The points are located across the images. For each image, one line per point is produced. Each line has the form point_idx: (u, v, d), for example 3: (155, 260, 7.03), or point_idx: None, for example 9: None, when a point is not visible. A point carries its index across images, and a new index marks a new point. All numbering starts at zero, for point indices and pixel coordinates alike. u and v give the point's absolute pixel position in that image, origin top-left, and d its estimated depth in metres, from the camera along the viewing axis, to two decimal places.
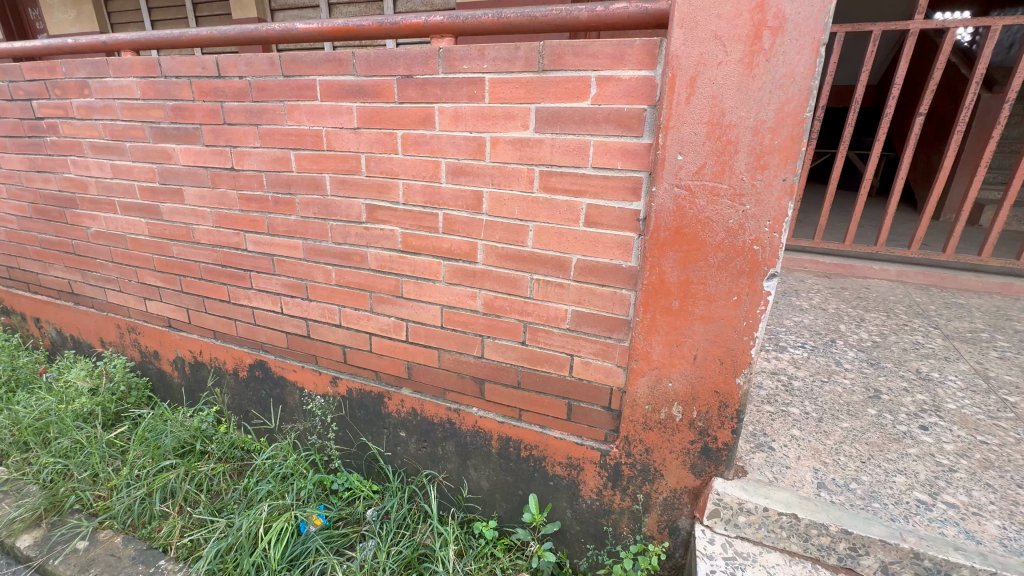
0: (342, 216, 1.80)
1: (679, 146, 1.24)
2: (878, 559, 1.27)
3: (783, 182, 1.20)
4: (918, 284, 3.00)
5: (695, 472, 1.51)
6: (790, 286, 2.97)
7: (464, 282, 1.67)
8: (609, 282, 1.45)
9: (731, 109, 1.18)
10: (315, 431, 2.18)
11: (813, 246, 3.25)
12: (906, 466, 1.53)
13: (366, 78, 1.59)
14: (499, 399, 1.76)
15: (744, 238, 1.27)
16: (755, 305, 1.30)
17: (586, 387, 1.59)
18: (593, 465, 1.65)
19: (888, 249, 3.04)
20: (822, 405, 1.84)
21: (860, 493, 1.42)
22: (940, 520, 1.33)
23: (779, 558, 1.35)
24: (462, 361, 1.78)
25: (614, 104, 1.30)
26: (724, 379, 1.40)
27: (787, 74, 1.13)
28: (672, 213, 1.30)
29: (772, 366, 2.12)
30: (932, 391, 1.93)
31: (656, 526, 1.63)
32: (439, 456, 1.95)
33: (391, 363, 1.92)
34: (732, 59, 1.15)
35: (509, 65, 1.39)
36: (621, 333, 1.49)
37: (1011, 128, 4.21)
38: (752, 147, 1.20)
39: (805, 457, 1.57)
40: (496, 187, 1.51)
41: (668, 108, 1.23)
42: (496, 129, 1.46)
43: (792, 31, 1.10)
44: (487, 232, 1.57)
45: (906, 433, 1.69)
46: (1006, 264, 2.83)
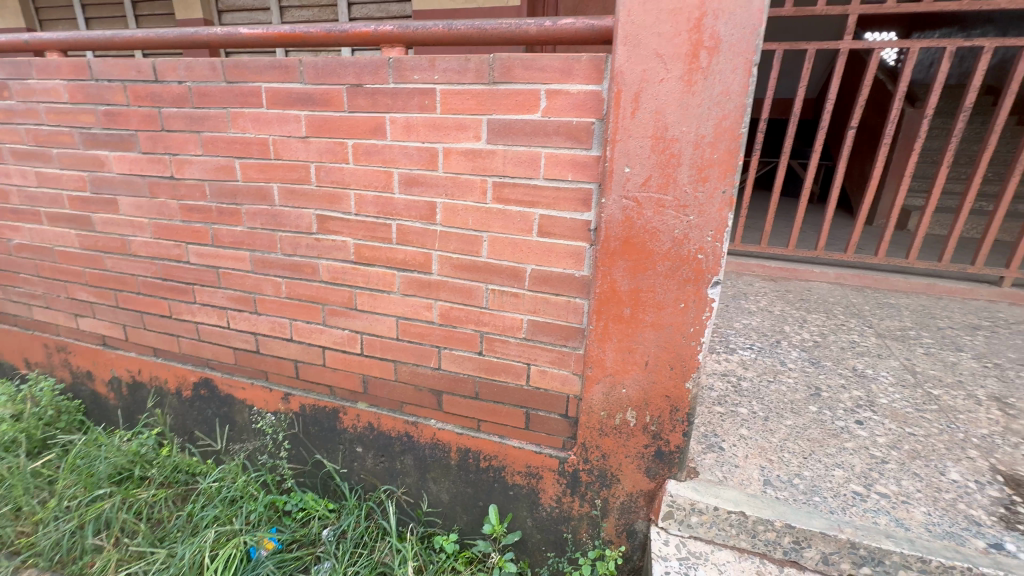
0: (291, 226, 1.74)
1: (626, 158, 1.28)
2: (819, 550, 1.34)
3: (722, 194, 1.25)
4: (854, 286, 3.20)
5: (650, 475, 1.55)
6: (739, 290, 3.11)
7: (419, 293, 1.65)
8: (563, 291, 1.47)
9: (673, 124, 1.23)
10: (266, 450, 2.09)
11: (760, 251, 3.41)
12: (844, 460, 1.63)
13: (314, 86, 1.55)
14: (457, 411, 1.74)
15: (689, 247, 1.32)
16: (701, 312, 1.35)
17: (543, 396, 1.61)
18: (552, 472, 1.66)
19: (827, 253, 3.23)
20: (768, 404, 1.92)
21: (802, 488, 1.49)
22: (873, 510, 1.42)
23: (730, 555, 1.40)
24: (419, 373, 1.75)
25: (564, 117, 1.32)
26: (674, 384, 1.44)
27: (723, 92, 1.18)
28: (621, 224, 1.34)
29: (722, 368, 2.20)
30: (866, 387, 2.06)
31: (614, 530, 1.65)
32: (397, 470, 1.91)
33: (345, 377, 1.87)
34: (673, 76, 1.20)
35: (459, 76, 1.39)
36: (576, 341, 1.51)
37: (931, 140, 4.59)
38: (694, 160, 1.24)
39: (752, 455, 1.63)
40: (450, 197, 1.51)
41: (614, 122, 1.26)
42: (448, 140, 1.46)
43: (726, 51, 1.16)
44: (442, 243, 1.56)
45: (844, 428, 1.79)
46: (929, 266, 3.06)
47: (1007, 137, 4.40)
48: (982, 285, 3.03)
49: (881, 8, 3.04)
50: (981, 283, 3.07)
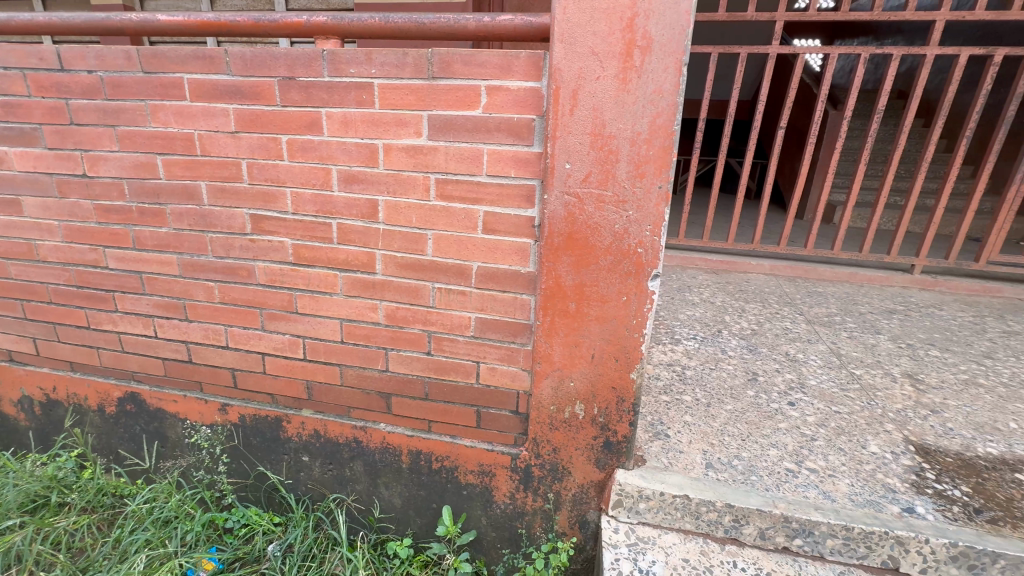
0: (223, 227, 1.64)
1: (566, 155, 1.30)
2: (757, 526, 1.42)
3: (659, 189, 1.29)
4: (788, 276, 3.40)
5: (600, 466, 1.58)
6: (683, 283, 3.24)
7: (363, 294, 1.60)
8: (509, 288, 1.47)
9: (610, 121, 1.26)
10: (203, 466, 1.97)
11: (702, 245, 3.56)
12: (778, 439, 1.73)
13: (243, 78, 1.47)
14: (407, 413, 1.71)
15: (629, 241, 1.35)
16: (643, 304, 1.39)
17: (493, 393, 1.60)
18: (504, 469, 1.67)
19: (762, 246, 3.42)
20: (710, 391, 2.02)
21: (740, 468, 1.57)
22: (804, 484, 1.52)
23: (676, 538, 1.46)
24: (367, 376, 1.70)
25: (505, 113, 1.32)
26: (620, 375, 1.47)
27: (656, 90, 1.22)
28: (564, 220, 1.36)
29: (668, 358, 2.28)
30: (798, 370, 2.21)
31: (567, 522, 1.67)
32: (347, 477, 1.85)
33: (287, 384, 1.79)
34: (608, 74, 1.23)
35: (398, 71, 1.36)
36: (525, 337, 1.51)
37: (852, 140, 4.95)
38: (631, 157, 1.28)
39: (695, 441, 1.70)
40: (392, 195, 1.48)
41: (554, 119, 1.27)
42: (388, 136, 1.43)
43: (658, 50, 1.19)
44: (385, 241, 1.53)
45: (778, 410, 1.91)
46: (852, 256, 3.30)
47: (915, 138, 4.81)
48: (897, 272, 3.30)
49: (803, 16, 3.24)
50: (896, 271, 3.35)
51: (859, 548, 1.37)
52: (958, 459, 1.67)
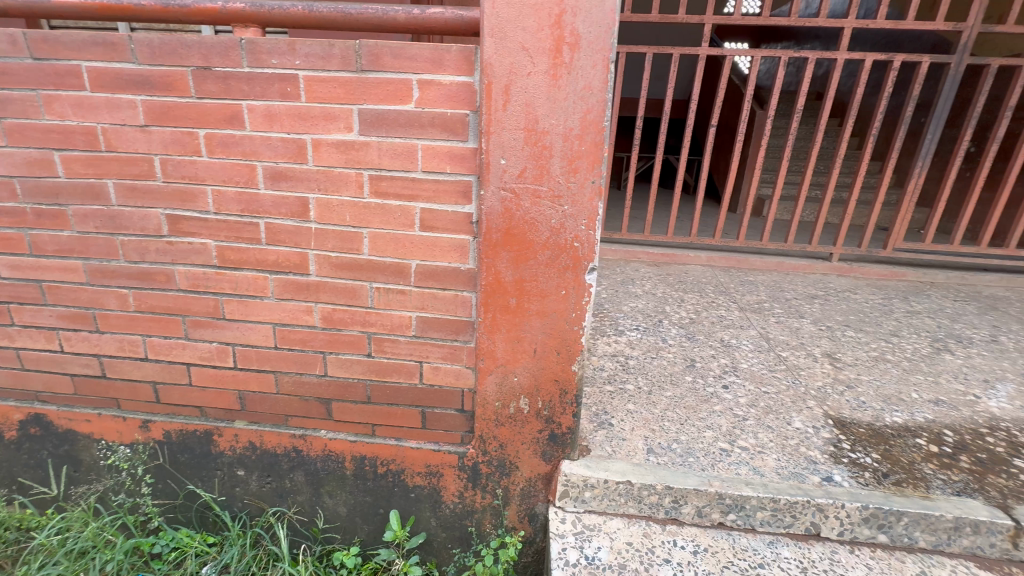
0: (135, 229, 1.51)
1: (501, 150, 1.29)
2: (694, 505, 1.49)
3: (592, 184, 1.31)
4: (722, 267, 3.59)
5: (546, 459, 1.59)
6: (626, 276, 3.34)
7: (297, 296, 1.53)
8: (450, 286, 1.45)
9: (543, 116, 1.27)
10: (123, 489, 1.82)
11: (644, 239, 3.68)
12: (713, 421, 1.82)
13: (151, 67, 1.35)
14: (349, 418, 1.66)
15: (565, 236, 1.36)
16: (581, 297, 1.41)
17: (437, 392, 1.58)
18: (452, 468, 1.66)
19: (699, 239, 3.59)
20: (651, 378, 2.09)
21: (679, 451, 1.64)
22: (736, 462, 1.61)
23: (620, 523, 1.50)
24: (304, 382, 1.63)
25: (438, 108, 1.30)
26: (562, 368, 1.49)
27: (586, 87, 1.24)
28: (501, 215, 1.35)
29: (612, 349, 2.35)
30: (731, 355, 2.34)
31: (517, 516, 1.68)
32: (287, 489, 1.77)
33: (216, 395, 1.68)
34: (539, 70, 1.23)
35: (324, 63, 1.30)
36: (467, 334, 1.50)
37: (777, 137, 5.29)
38: (564, 152, 1.29)
39: (638, 427, 1.76)
40: (324, 192, 1.42)
41: (487, 114, 1.27)
42: (316, 131, 1.37)
43: (586, 47, 1.21)
44: (318, 241, 1.46)
45: (713, 393, 2.01)
46: (779, 246, 3.53)
47: (831, 137, 5.21)
48: (818, 260, 3.56)
49: (730, 19, 3.41)
50: (818, 259, 3.61)
51: (785, 517, 1.47)
52: (869, 429, 1.83)
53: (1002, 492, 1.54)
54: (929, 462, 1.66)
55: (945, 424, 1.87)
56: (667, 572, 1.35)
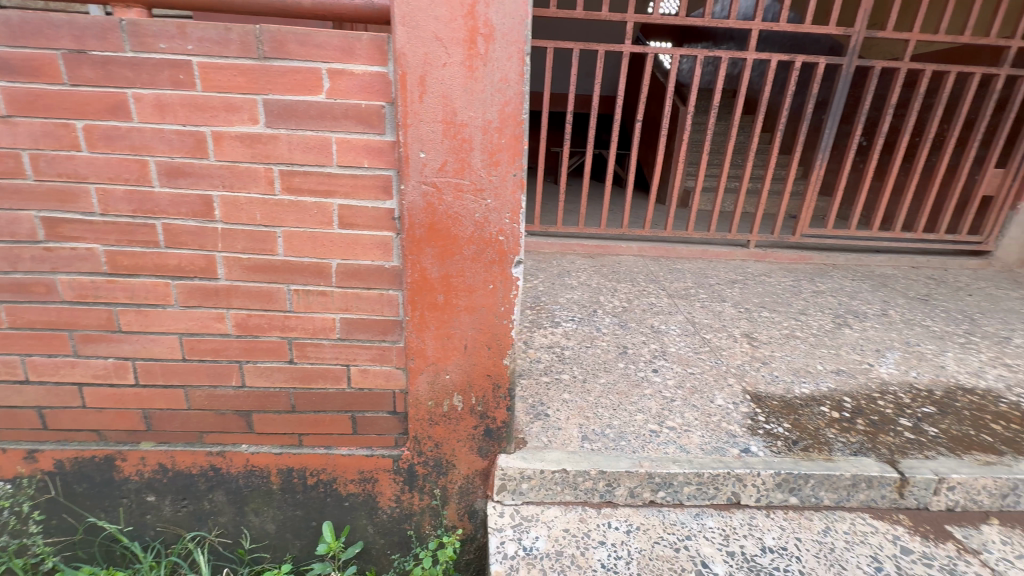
0: (3, 235, 1.33)
1: (420, 143, 1.26)
2: (627, 487, 1.55)
3: (513, 177, 1.31)
4: (652, 256, 3.74)
5: (483, 454, 1.59)
6: (563, 268, 3.40)
7: (205, 303, 1.41)
8: (375, 285, 1.40)
9: (461, 108, 1.25)
10: (8, 530, 1.61)
11: (578, 232, 3.76)
12: (643, 404, 1.90)
13: (11, 49, 1.19)
14: (272, 429, 1.56)
15: (490, 229, 1.35)
16: (509, 291, 1.41)
17: (368, 396, 1.53)
18: (387, 473, 1.61)
19: (631, 230, 3.72)
20: (586, 367, 2.15)
21: (612, 436, 1.70)
22: (664, 442, 1.69)
23: (558, 511, 1.53)
24: (219, 395, 1.51)
25: (351, 99, 1.24)
26: (494, 362, 1.49)
27: (502, 78, 1.23)
28: (423, 210, 1.32)
29: (549, 341, 2.38)
30: (661, 340, 2.44)
31: (456, 515, 1.66)
32: (206, 512, 1.65)
33: (116, 416, 1.52)
34: (454, 61, 1.21)
35: (221, 48, 1.20)
36: (395, 334, 1.46)
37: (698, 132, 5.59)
38: (485, 145, 1.28)
39: (573, 416, 1.80)
40: (229, 189, 1.31)
41: (403, 106, 1.22)
42: (217, 123, 1.26)
43: (500, 39, 1.20)
44: (227, 243, 1.36)
45: (644, 377, 2.10)
46: (703, 235, 3.74)
47: (745, 131, 5.59)
48: (737, 247, 3.81)
49: (650, 18, 3.55)
50: (737, 246, 3.86)
51: (709, 489, 1.57)
52: (781, 401, 1.98)
53: (891, 449, 1.72)
54: (832, 427, 1.83)
55: (844, 391, 2.07)
56: (602, 553, 1.39)
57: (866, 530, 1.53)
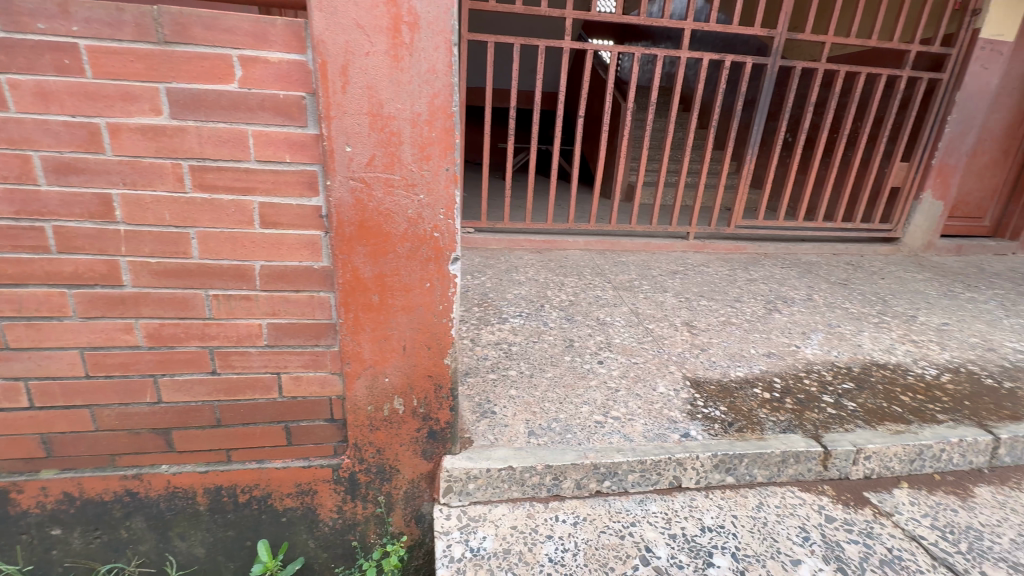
0: None
1: (345, 136, 1.20)
2: (573, 479, 1.56)
3: (446, 172, 1.28)
4: (599, 250, 3.81)
5: (427, 457, 1.55)
6: (511, 264, 3.39)
7: (109, 313, 1.28)
8: (303, 287, 1.33)
9: (388, 100, 1.19)
10: None
11: (526, 227, 3.76)
12: (589, 396, 1.92)
13: None
14: (195, 446, 1.45)
15: (424, 226, 1.31)
16: (447, 289, 1.38)
17: (302, 404, 1.45)
18: (327, 483, 1.54)
19: (576, 225, 3.76)
20: (533, 362, 2.15)
21: (558, 430, 1.70)
22: (609, 432, 1.71)
23: (505, 508, 1.52)
24: (132, 414, 1.38)
25: (267, 89, 1.16)
26: (434, 362, 1.45)
27: (430, 70, 1.19)
28: (352, 207, 1.26)
29: (496, 337, 2.36)
30: (606, 331, 2.49)
31: (402, 521, 1.61)
32: (123, 541, 1.52)
33: (8, 444, 1.35)
34: (378, 50, 1.15)
35: (113, 31, 1.08)
36: (329, 338, 1.39)
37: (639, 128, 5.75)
38: (414, 139, 1.24)
39: (519, 412, 1.79)
40: (132, 187, 1.19)
41: (325, 97, 1.16)
42: (113, 113, 1.14)
43: (426, 28, 1.16)
44: (132, 246, 1.24)
45: (589, 369, 2.13)
46: (646, 228, 3.85)
47: (683, 127, 5.81)
48: (678, 239, 3.95)
49: (588, 14, 3.59)
50: (678, 238, 4.00)
51: (652, 475, 1.61)
52: (718, 385, 2.07)
53: (815, 425, 1.84)
54: (764, 407, 1.93)
55: (774, 373, 2.20)
56: (550, 547, 1.40)
57: (794, 502, 1.63)
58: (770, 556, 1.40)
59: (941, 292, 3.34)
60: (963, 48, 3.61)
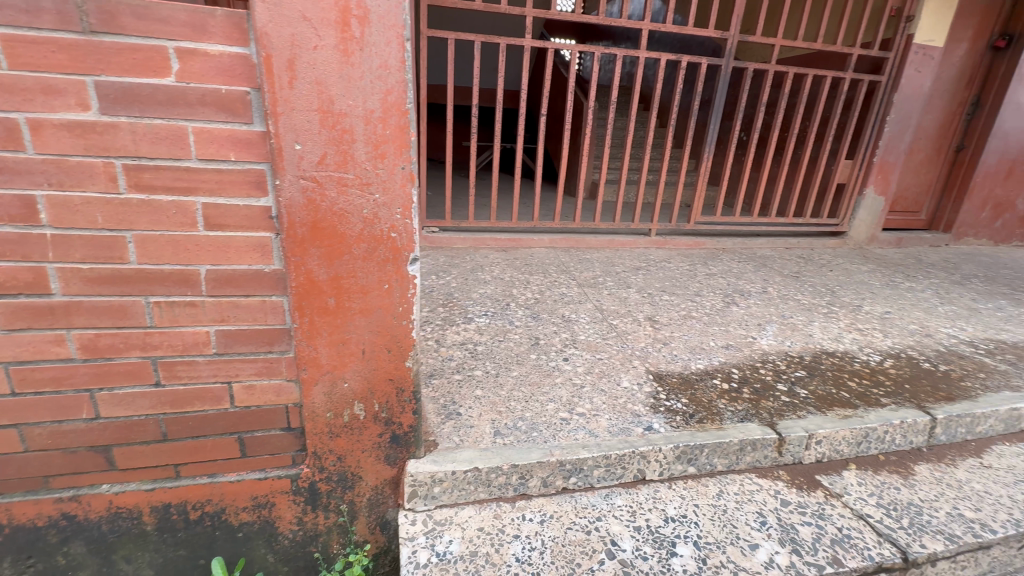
0: None
1: (294, 134, 1.15)
2: (539, 477, 1.56)
3: (402, 170, 1.25)
4: (564, 248, 3.83)
5: (390, 462, 1.51)
6: (476, 263, 3.37)
7: (37, 324, 1.18)
8: (253, 291, 1.27)
9: (338, 96, 1.15)
10: None
11: (491, 226, 3.75)
12: (554, 393, 1.93)
13: None
14: (140, 463, 1.36)
15: (381, 226, 1.28)
16: (406, 290, 1.35)
17: (256, 414, 1.39)
18: (285, 495, 1.48)
19: (541, 223, 3.78)
20: (498, 361, 2.14)
21: (524, 428, 1.70)
22: (574, 428, 1.73)
23: (472, 510, 1.51)
24: (66, 431, 1.28)
25: (208, 83, 1.10)
26: (395, 366, 1.42)
27: (382, 65, 1.16)
28: (304, 207, 1.21)
29: (461, 338, 2.34)
30: (571, 328, 2.51)
31: (366, 529, 1.57)
32: (61, 568, 1.42)
33: None
34: (326, 44, 1.11)
35: (31, 18, 1.00)
36: (283, 343, 1.34)
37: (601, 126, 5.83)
38: (368, 136, 1.20)
39: (485, 412, 1.78)
40: (57, 188, 1.11)
41: (270, 92, 1.11)
42: (33, 108, 1.05)
43: (377, 22, 1.12)
44: (60, 252, 1.15)
45: (555, 366, 2.14)
46: (609, 225, 3.90)
47: (643, 126, 5.93)
48: (640, 236, 4.03)
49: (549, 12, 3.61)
50: (640, 235, 4.08)
51: (617, 470, 1.63)
52: (679, 377, 2.13)
53: (770, 412, 1.92)
54: (723, 398, 1.99)
55: (732, 364, 2.27)
56: (517, 547, 1.39)
57: (752, 488, 1.68)
58: (729, 542, 1.45)
59: (883, 282, 3.55)
60: (899, 52, 3.83)
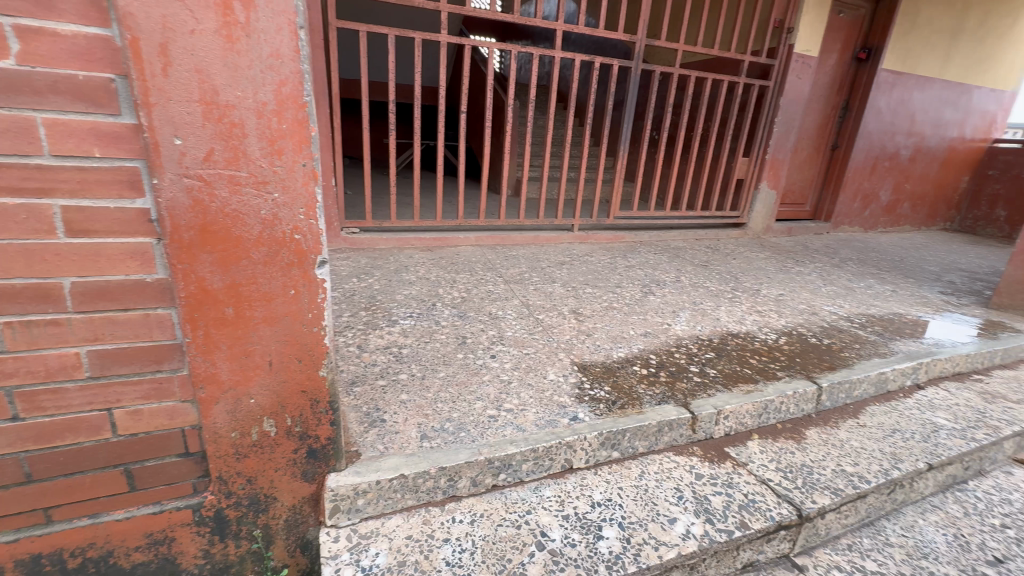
0: None
1: (172, 127, 1.03)
2: (468, 477, 1.55)
3: (303, 167, 1.17)
4: (490, 245, 3.83)
5: (308, 478, 1.42)
6: (401, 264, 3.27)
7: None
8: (134, 305, 1.13)
9: (223, 87, 1.05)
10: None
11: (414, 225, 3.65)
12: (482, 391, 1.93)
13: None
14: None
15: (282, 228, 1.19)
16: (315, 295, 1.27)
17: (146, 441, 1.24)
18: (186, 527, 1.34)
19: (466, 221, 3.75)
20: (424, 363, 2.09)
21: (451, 429, 1.68)
22: (502, 425, 1.73)
23: (400, 519, 1.46)
24: None
25: (60, 68, 0.96)
26: (308, 376, 1.33)
27: (273, 54, 1.07)
28: (190, 209, 1.09)
29: (385, 341, 2.25)
30: (498, 326, 2.51)
31: (284, 553, 1.47)
32: None
33: None
34: (206, 28, 1.01)
35: None
36: (174, 361, 1.21)
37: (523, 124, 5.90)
38: (261, 131, 1.11)
39: (411, 416, 1.73)
40: None
41: (140, 79, 0.98)
42: None
43: (263, 7, 1.04)
44: None
45: (482, 364, 2.13)
46: (533, 222, 3.96)
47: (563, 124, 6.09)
48: (564, 231, 4.13)
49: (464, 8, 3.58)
50: (564, 230, 4.19)
51: (545, 461, 1.66)
52: (603, 366, 2.21)
53: (684, 393, 2.05)
54: (643, 383, 2.10)
55: (650, 350, 2.40)
56: (447, 550, 1.37)
57: (670, 466, 1.79)
58: (651, 519, 1.52)
59: (777, 268, 3.93)
60: (782, 60, 4.25)
